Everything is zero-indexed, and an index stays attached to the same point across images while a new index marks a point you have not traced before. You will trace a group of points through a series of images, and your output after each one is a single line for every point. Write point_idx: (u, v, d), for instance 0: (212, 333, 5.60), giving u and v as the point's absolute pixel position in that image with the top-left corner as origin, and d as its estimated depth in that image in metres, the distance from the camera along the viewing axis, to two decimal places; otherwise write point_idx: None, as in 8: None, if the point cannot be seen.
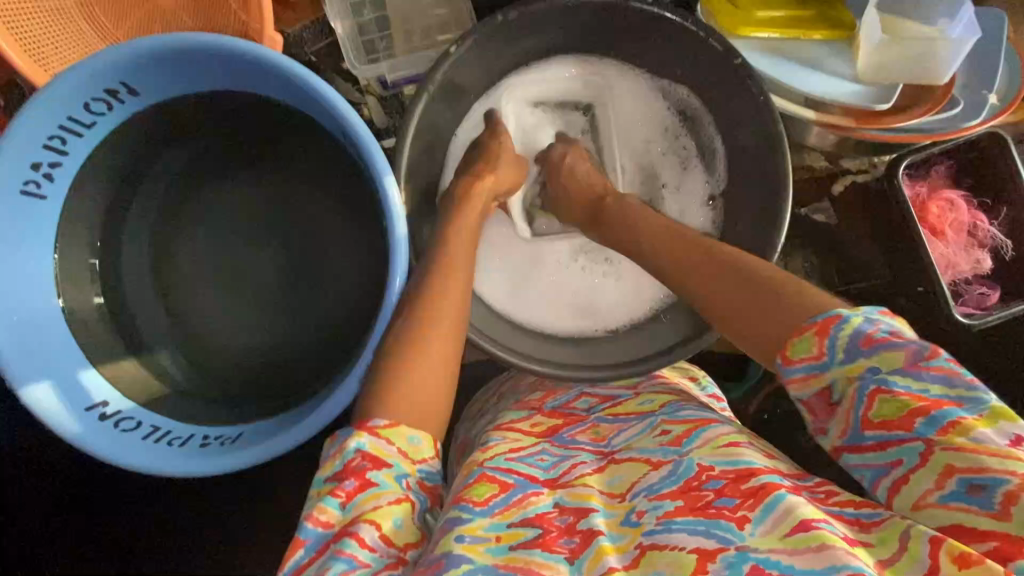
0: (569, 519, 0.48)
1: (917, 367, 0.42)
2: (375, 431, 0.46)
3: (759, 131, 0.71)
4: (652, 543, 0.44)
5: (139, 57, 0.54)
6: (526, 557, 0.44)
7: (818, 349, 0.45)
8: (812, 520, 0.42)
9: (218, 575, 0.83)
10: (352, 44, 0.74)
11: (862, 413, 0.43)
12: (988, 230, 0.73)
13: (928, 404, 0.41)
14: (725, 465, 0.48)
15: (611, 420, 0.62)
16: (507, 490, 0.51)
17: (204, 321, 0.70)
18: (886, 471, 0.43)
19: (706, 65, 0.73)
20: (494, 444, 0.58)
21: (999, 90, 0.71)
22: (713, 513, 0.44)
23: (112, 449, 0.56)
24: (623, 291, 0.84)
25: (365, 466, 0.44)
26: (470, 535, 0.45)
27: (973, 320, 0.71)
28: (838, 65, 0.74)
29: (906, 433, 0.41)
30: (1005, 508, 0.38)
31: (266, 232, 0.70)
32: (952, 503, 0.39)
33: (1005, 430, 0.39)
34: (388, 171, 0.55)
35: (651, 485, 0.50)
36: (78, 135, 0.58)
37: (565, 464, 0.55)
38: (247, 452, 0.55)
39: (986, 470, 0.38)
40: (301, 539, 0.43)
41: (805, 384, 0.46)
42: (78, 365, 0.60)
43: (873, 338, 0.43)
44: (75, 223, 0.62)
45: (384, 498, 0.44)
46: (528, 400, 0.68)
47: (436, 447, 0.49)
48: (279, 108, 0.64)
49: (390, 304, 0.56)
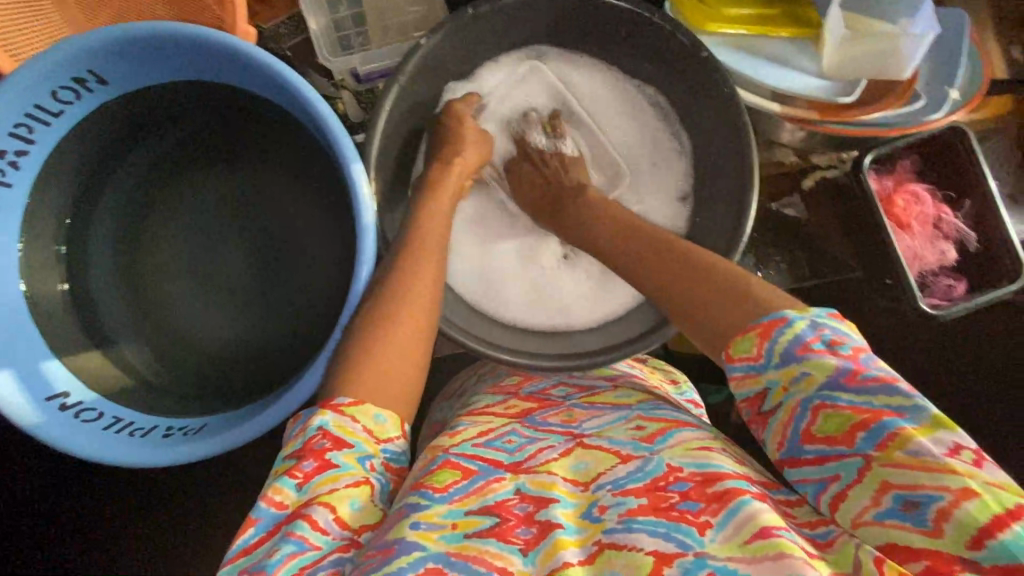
0: (529, 508, 0.50)
1: (853, 380, 0.44)
2: (340, 409, 0.51)
3: (727, 124, 0.68)
4: (611, 541, 0.46)
5: (108, 44, 0.59)
6: (479, 546, 0.47)
7: (756, 350, 0.48)
8: (772, 528, 0.44)
9: (208, 547, 0.91)
10: (326, 38, 0.76)
11: (803, 425, 0.45)
12: (953, 223, 0.76)
13: (868, 417, 0.43)
14: (694, 467, 0.50)
15: (586, 406, 0.63)
16: (470, 476, 0.54)
17: (175, 313, 0.74)
18: (825, 486, 0.44)
19: (672, 57, 0.71)
20: (463, 429, 0.61)
21: (960, 87, 0.73)
22: (676, 515, 0.46)
23: (68, 438, 0.60)
24: (600, 278, 0.81)
25: (326, 445, 0.49)
26: (426, 522, 0.48)
27: (939, 311, 0.73)
28: (803, 59, 0.74)
29: (845, 447, 0.43)
30: (937, 525, 0.39)
31: (241, 227, 0.75)
32: (888, 521, 0.41)
33: (942, 440, 0.41)
34: (356, 159, 0.61)
35: (617, 479, 0.51)
36: (45, 124, 0.63)
37: (530, 449, 0.57)
38: (205, 442, 0.61)
39: (920, 486, 0.40)
40: (254, 518, 0.48)
41: (744, 383, 0.49)
42: (42, 357, 0.64)
43: (810, 345, 0.46)
44: (44, 208, 0.67)
45: (341, 481, 0.49)
46: (504, 385, 0.71)
47: (402, 427, 0.54)
48: (250, 99, 0.69)
49: (355, 295, 0.60)
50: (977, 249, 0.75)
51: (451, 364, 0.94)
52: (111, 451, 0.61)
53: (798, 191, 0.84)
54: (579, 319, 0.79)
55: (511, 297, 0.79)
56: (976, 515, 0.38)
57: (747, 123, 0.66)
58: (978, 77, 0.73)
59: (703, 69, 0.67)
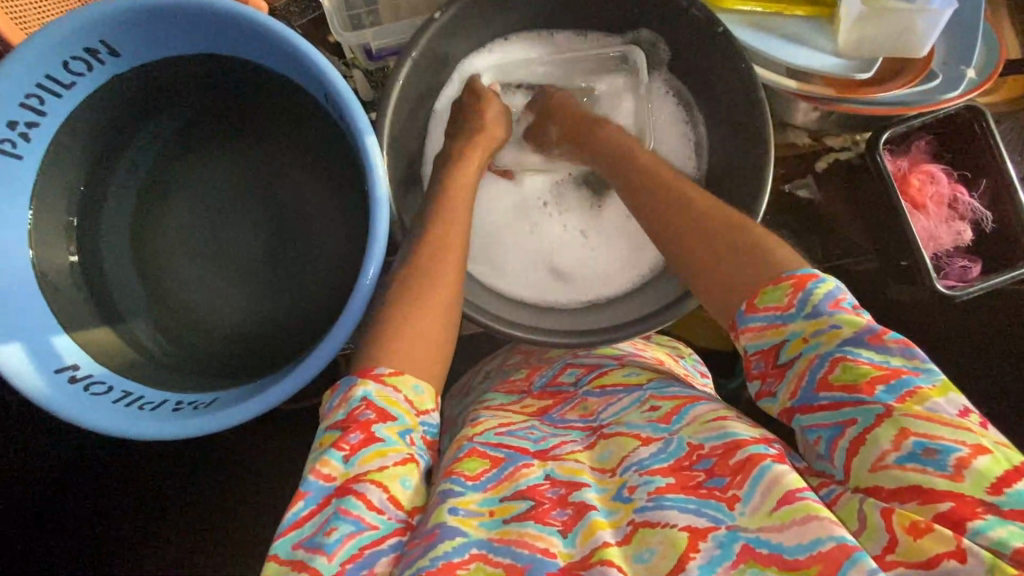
0: (562, 491, 0.49)
1: (878, 339, 0.44)
2: (381, 379, 0.51)
3: (743, 100, 0.67)
4: (644, 519, 0.45)
5: (121, 13, 0.58)
6: (519, 530, 0.47)
7: (788, 300, 0.48)
8: (796, 492, 0.43)
9: (218, 528, 0.92)
10: (338, 16, 0.74)
11: (821, 373, 0.45)
12: (969, 203, 0.75)
13: (889, 372, 0.43)
14: (714, 441, 0.49)
15: (599, 393, 0.61)
16: (499, 464, 0.52)
17: (184, 290, 0.73)
18: (841, 432, 0.44)
19: (687, 33, 0.70)
20: (483, 420, 0.59)
21: (976, 66, 0.73)
22: (704, 493, 0.46)
23: (76, 409, 0.59)
24: (612, 256, 0.80)
25: (370, 416, 0.49)
26: (463, 508, 0.48)
27: (956, 291, 0.72)
28: (820, 38, 0.73)
29: (865, 395, 0.43)
30: (958, 470, 0.39)
31: (251, 204, 0.74)
32: (908, 464, 0.40)
33: (955, 402, 0.41)
34: (370, 130, 0.60)
35: (642, 460, 0.50)
36: (56, 95, 0.62)
37: (553, 440, 0.56)
38: (214, 417, 0.59)
39: (939, 436, 0.40)
40: (303, 492, 0.47)
41: (760, 334, 0.49)
42: (51, 331, 0.64)
43: (841, 303, 0.47)
44: (53, 182, 0.67)
45: (389, 457, 0.48)
46: (516, 381, 0.69)
47: (436, 400, 0.54)
48: (261, 72, 0.69)
49: (368, 270, 0.58)
50: (993, 230, 0.75)
51: (460, 347, 0.94)
52: (121, 422, 0.60)
53: (811, 173, 0.84)
54: (592, 298, 0.78)
55: (522, 273, 0.78)
56: (992, 467, 0.39)
57: (763, 99, 0.66)
58: (995, 60, 0.73)
59: (719, 45, 0.67)
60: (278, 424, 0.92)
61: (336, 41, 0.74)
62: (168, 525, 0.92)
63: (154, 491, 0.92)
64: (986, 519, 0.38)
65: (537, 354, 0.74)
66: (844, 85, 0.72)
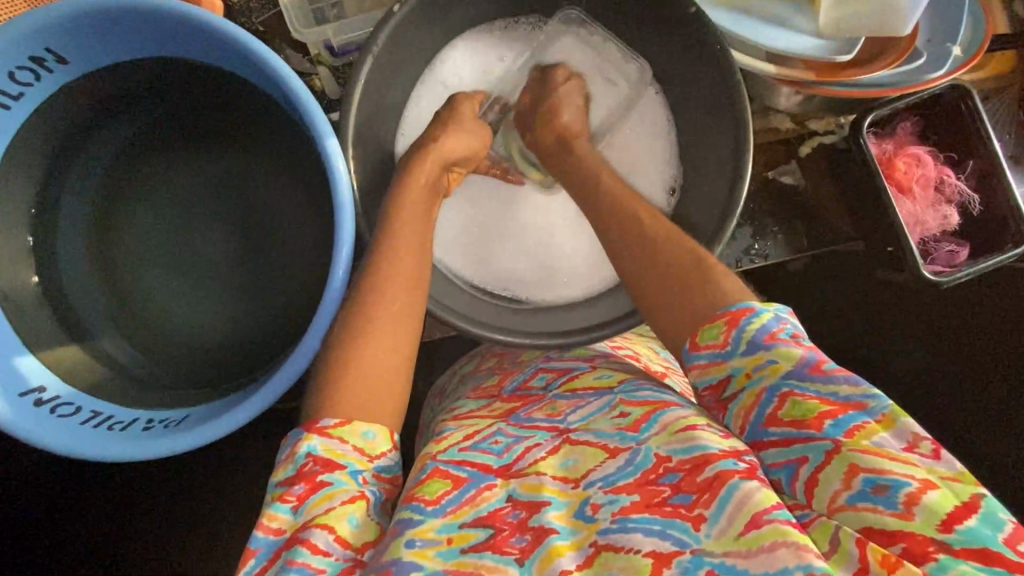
0: (522, 515, 0.48)
1: (818, 370, 0.44)
2: (325, 431, 0.50)
3: (720, 85, 0.64)
4: (607, 543, 0.45)
5: (62, 21, 0.56)
6: (475, 561, 0.46)
7: (724, 338, 0.48)
8: (763, 515, 0.42)
9: (201, 533, 0.91)
10: (297, 12, 0.71)
11: (769, 410, 0.45)
12: (956, 185, 0.74)
13: (835, 407, 0.43)
14: (681, 454, 0.47)
15: (570, 396, 0.59)
16: (461, 486, 0.50)
17: (151, 302, 0.71)
18: (795, 470, 0.44)
19: (661, 15, 0.67)
20: (449, 434, 0.57)
21: (963, 42, 0.70)
22: (669, 511, 0.45)
23: (45, 434, 0.57)
24: (609, 240, 0.77)
25: (316, 470, 0.48)
26: (421, 539, 0.46)
27: (942, 276, 0.71)
28: (799, 18, 0.70)
29: (813, 431, 0.43)
30: (909, 509, 0.39)
31: (215, 210, 0.72)
32: (861, 504, 0.40)
33: (902, 432, 0.41)
34: (331, 133, 0.57)
35: (607, 476, 0.49)
36: (4, 107, 0.60)
37: (518, 449, 0.53)
38: (164, 442, 0.57)
39: (888, 471, 0.40)
40: (253, 549, 0.47)
41: (705, 372, 0.49)
42: (15, 352, 0.62)
43: (777, 335, 0.47)
44: (7, 198, 0.65)
45: (337, 499, 0.48)
46: (486, 386, 0.68)
47: (393, 439, 0.53)
48: (218, 71, 0.66)
49: (339, 277, 0.56)
50: (980, 213, 0.74)
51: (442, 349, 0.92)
52: (91, 444, 0.58)
53: (795, 159, 0.80)
54: (590, 289, 0.75)
55: (514, 279, 0.77)
56: (943, 502, 0.38)
57: (740, 80, 0.62)
58: (982, 28, 0.70)
59: (691, 26, 0.64)
60: (259, 428, 0.91)
61: (297, 38, 0.71)
62: (161, 530, 0.91)
63: (144, 500, 0.91)
64: (938, 560, 0.37)
65: (509, 357, 0.72)
66: (825, 69, 0.70)
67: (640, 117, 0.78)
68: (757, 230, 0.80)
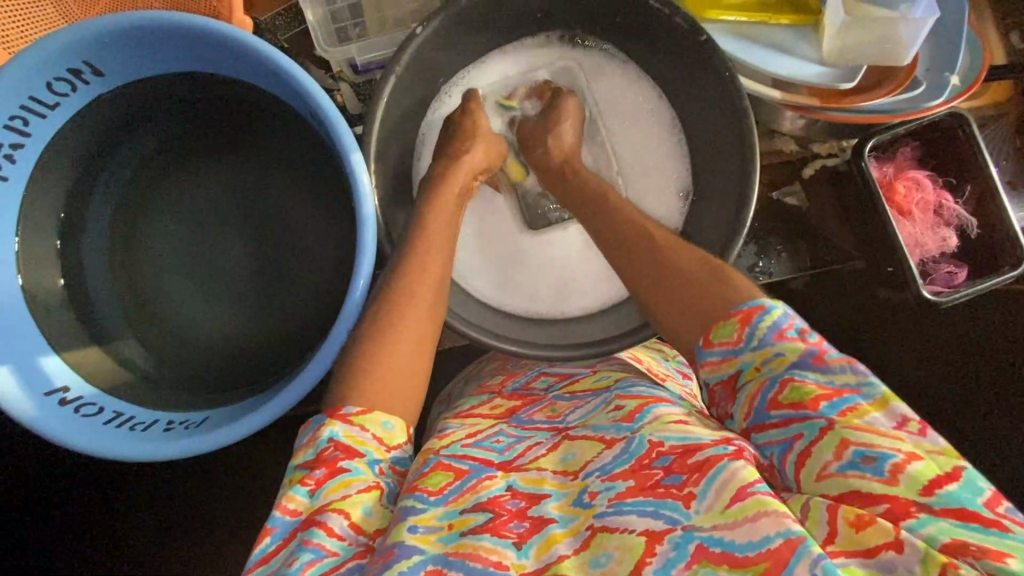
0: (521, 504, 0.49)
1: (820, 360, 0.45)
2: (348, 419, 0.51)
3: (728, 110, 0.67)
4: (603, 525, 0.46)
5: (101, 36, 0.58)
6: (474, 543, 0.46)
7: (737, 334, 0.49)
8: (748, 487, 0.43)
9: (207, 534, 0.92)
10: (323, 30, 0.73)
11: (770, 394, 0.46)
12: (953, 210, 0.76)
13: (831, 392, 0.44)
14: (675, 440, 0.48)
15: (568, 397, 0.62)
16: (463, 476, 0.52)
17: (171, 305, 0.73)
18: (789, 446, 0.45)
19: (672, 42, 0.70)
20: (451, 432, 0.59)
21: (961, 73, 0.73)
22: (661, 493, 0.46)
23: (69, 432, 0.59)
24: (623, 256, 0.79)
25: (338, 455, 0.49)
26: (423, 525, 0.47)
27: (940, 297, 0.73)
28: (804, 46, 0.73)
29: (809, 411, 0.44)
30: (893, 475, 0.40)
31: (235, 217, 0.74)
32: (849, 472, 0.41)
33: (894, 412, 0.42)
34: (355, 148, 0.60)
35: (604, 465, 0.50)
36: (41, 116, 0.62)
37: (519, 447, 0.56)
38: (183, 442, 0.59)
39: (877, 445, 0.41)
40: (269, 527, 0.48)
41: (716, 367, 0.50)
42: (40, 352, 0.64)
43: (786, 331, 0.47)
44: (39, 204, 0.67)
45: (353, 486, 0.49)
46: (488, 385, 0.69)
47: (408, 433, 0.54)
48: (246, 85, 0.68)
49: (359, 288, 0.58)
50: (978, 234, 0.77)
51: (450, 356, 0.94)
52: (112, 443, 0.60)
53: (798, 180, 0.83)
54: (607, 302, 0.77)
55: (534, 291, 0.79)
56: (926, 471, 0.39)
57: (748, 106, 0.65)
58: (978, 62, 0.73)
59: (701, 54, 0.67)
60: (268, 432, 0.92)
61: (322, 55, 0.74)
62: (167, 530, 0.92)
63: (152, 500, 0.92)
64: (918, 517, 0.38)
65: (515, 358, 0.74)
66: (828, 94, 0.73)
67: (649, 142, 0.80)
68: (761, 248, 0.83)
